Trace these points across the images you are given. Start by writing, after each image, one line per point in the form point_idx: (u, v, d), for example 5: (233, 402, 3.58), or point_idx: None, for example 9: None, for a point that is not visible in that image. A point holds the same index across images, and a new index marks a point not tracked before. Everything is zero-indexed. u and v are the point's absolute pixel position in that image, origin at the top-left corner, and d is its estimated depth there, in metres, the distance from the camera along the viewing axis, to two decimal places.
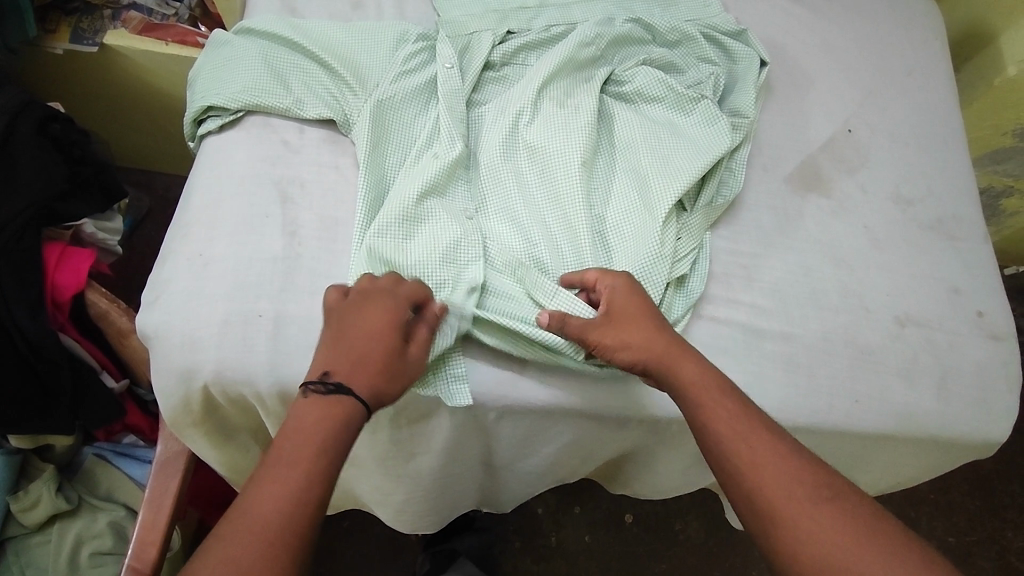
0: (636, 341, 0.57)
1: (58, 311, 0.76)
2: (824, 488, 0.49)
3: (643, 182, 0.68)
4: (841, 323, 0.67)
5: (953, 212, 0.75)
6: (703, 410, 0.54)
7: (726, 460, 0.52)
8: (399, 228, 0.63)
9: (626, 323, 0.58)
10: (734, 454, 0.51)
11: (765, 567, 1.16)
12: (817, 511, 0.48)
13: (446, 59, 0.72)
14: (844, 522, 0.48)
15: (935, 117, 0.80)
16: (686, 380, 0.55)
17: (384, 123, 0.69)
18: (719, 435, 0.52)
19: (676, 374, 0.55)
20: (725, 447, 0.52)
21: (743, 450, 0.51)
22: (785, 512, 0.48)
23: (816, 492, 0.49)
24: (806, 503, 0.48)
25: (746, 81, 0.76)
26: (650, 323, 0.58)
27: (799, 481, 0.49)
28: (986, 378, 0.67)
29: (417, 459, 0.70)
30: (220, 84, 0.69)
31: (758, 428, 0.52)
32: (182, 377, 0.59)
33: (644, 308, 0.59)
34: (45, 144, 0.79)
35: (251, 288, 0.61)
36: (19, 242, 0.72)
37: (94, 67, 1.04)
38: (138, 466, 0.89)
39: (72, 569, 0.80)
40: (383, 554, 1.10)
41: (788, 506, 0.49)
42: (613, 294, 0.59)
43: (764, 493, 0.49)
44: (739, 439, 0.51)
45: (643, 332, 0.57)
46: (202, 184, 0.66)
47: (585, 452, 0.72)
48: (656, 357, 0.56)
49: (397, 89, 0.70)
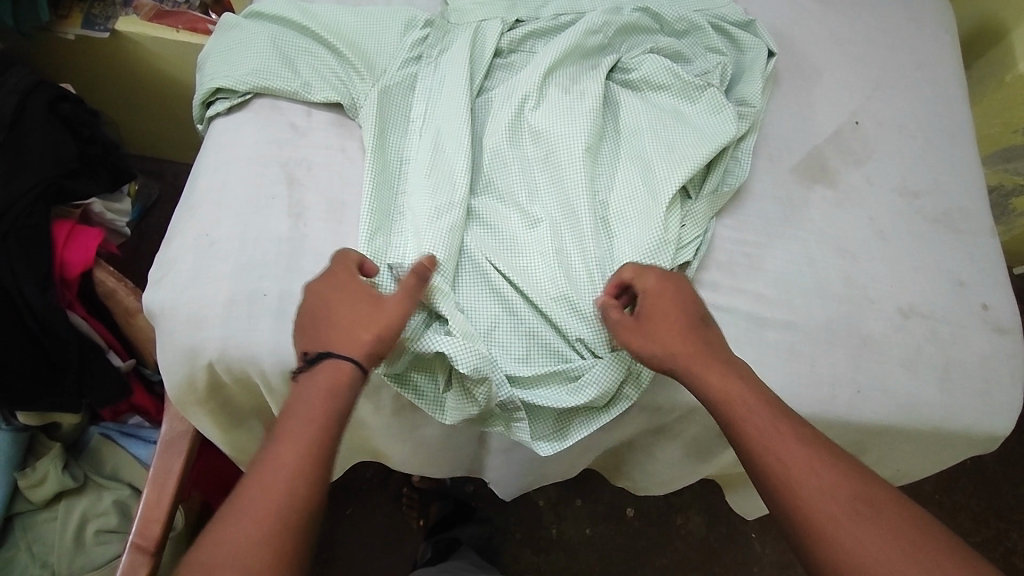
0: (667, 346, 0.57)
1: (65, 288, 0.76)
2: (859, 496, 0.49)
3: (647, 167, 0.68)
4: (843, 314, 0.67)
5: (960, 205, 0.75)
6: (736, 415, 0.54)
7: (759, 470, 0.52)
8: (394, 214, 0.65)
9: (652, 328, 0.57)
10: (769, 464, 0.51)
11: (765, 564, 1.16)
12: (852, 521, 0.48)
13: (453, 48, 0.72)
14: (877, 524, 0.48)
15: (943, 110, 0.80)
16: (714, 385, 0.55)
17: (388, 110, 0.70)
18: (753, 444, 0.52)
19: (709, 386, 0.55)
20: (759, 456, 0.52)
21: (777, 459, 0.51)
22: (821, 524, 0.48)
23: (851, 501, 0.49)
24: (833, 502, 0.49)
25: (753, 72, 0.76)
26: (674, 326, 0.57)
27: (833, 487, 0.50)
28: (990, 370, 0.67)
29: (422, 433, 0.72)
30: (229, 66, 0.70)
31: (794, 435, 0.52)
32: (186, 354, 0.60)
33: (679, 312, 0.58)
34: (55, 122, 0.80)
35: (256, 268, 0.61)
36: (28, 218, 0.73)
37: (105, 53, 1.04)
38: (143, 445, 0.89)
39: (76, 546, 0.81)
40: (384, 542, 1.11)
41: (824, 517, 0.48)
42: (645, 300, 0.59)
43: (797, 502, 0.49)
44: (774, 446, 0.52)
45: (673, 336, 0.57)
46: (212, 163, 0.67)
47: (590, 443, 0.73)
48: (682, 362, 0.56)
49: (404, 76, 0.71)
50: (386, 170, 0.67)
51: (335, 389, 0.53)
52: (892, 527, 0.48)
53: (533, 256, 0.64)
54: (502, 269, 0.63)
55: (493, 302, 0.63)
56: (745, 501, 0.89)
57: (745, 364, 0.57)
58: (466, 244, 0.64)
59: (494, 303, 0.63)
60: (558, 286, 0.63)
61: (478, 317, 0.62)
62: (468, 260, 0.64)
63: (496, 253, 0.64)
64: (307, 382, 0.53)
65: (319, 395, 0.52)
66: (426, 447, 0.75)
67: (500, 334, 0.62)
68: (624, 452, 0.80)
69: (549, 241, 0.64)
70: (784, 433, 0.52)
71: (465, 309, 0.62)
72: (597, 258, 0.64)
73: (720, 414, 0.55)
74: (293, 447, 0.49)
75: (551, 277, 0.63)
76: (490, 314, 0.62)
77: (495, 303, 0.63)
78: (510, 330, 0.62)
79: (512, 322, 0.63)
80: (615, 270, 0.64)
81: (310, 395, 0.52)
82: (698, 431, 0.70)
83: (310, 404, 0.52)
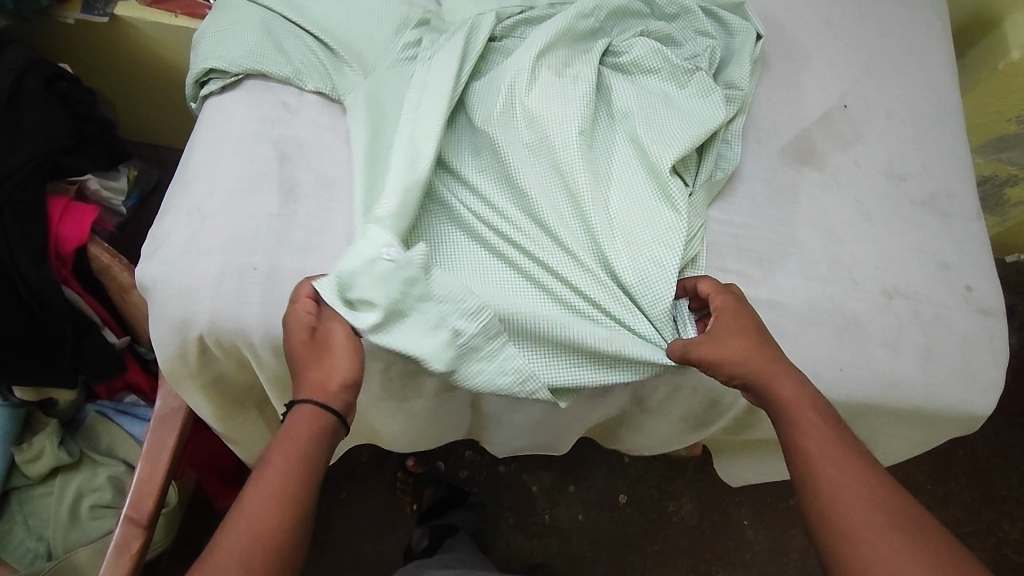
0: (737, 360, 0.59)
1: (60, 264, 0.77)
2: (906, 517, 0.51)
3: (642, 147, 0.68)
4: (828, 295, 0.67)
5: (946, 188, 0.75)
6: (795, 425, 0.57)
7: (809, 477, 0.54)
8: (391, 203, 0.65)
9: (724, 342, 0.59)
10: (821, 472, 0.54)
11: (756, 551, 1.17)
12: (881, 527, 0.50)
13: (447, 37, 0.72)
14: (907, 537, 0.50)
15: (932, 95, 0.80)
16: (780, 390, 0.58)
17: (376, 95, 0.70)
18: (807, 450, 0.55)
19: (777, 388, 0.58)
20: (812, 463, 0.54)
21: (825, 466, 0.54)
22: (863, 533, 0.50)
23: (896, 521, 0.51)
24: (868, 511, 0.51)
25: (742, 55, 0.76)
26: (746, 345, 0.59)
27: (880, 506, 0.51)
28: (972, 351, 0.68)
29: (410, 409, 0.74)
30: (223, 47, 0.71)
31: (846, 443, 0.55)
32: (177, 327, 0.61)
33: (754, 330, 0.60)
34: (50, 100, 0.81)
35: (246, 243, 0.62)
36: (23, 192, 0.75)
37: (104, 37, 1.05)
38: (137, 423, 0.90)
39: (73, 520, 0.83)
40: (377, 526, 1.12)
41: (869, 530, 0.50)
42: (723, 317, 0.61)
43: (840, 509, 0.52)
44: (825, 451, 0.55)
45: (745, 353, 0.59)
46: (204, 141, 0.68)
47: (576, 417, 0.75)
48: (750, 375, 0.59)
49: (396, 68, 0.71)
50: (376, 160, 0.66)
51: (313, 431, 0.54)
52: (936, 551, 0.49)
53: (540, 238, 0.64)
54: (509, 254, 0.64)
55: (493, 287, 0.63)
56: (740, 470, 0.90)
57: (803, 374, 0.60)
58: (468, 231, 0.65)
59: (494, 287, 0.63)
60: (565, 269, 0.63)
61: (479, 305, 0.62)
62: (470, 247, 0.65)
63: (495, 239, 0.64)
64: (288, 424, 0.54)
65: (291, 448, 0.52)
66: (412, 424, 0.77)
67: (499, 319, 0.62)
68: (615, 426, 0.82)
69: (552, 220, 0.64)
70: (835, 442, 0.55)
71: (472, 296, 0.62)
72: (596, 240, 0.64)
73: (779, 416, 0.58)
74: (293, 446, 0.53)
75: (555, 257, 0.64)
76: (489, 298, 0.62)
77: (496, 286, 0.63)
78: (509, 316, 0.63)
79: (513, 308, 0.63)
80: (615, 250, 0.64)
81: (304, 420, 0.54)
82: (687, 407, 0.71)
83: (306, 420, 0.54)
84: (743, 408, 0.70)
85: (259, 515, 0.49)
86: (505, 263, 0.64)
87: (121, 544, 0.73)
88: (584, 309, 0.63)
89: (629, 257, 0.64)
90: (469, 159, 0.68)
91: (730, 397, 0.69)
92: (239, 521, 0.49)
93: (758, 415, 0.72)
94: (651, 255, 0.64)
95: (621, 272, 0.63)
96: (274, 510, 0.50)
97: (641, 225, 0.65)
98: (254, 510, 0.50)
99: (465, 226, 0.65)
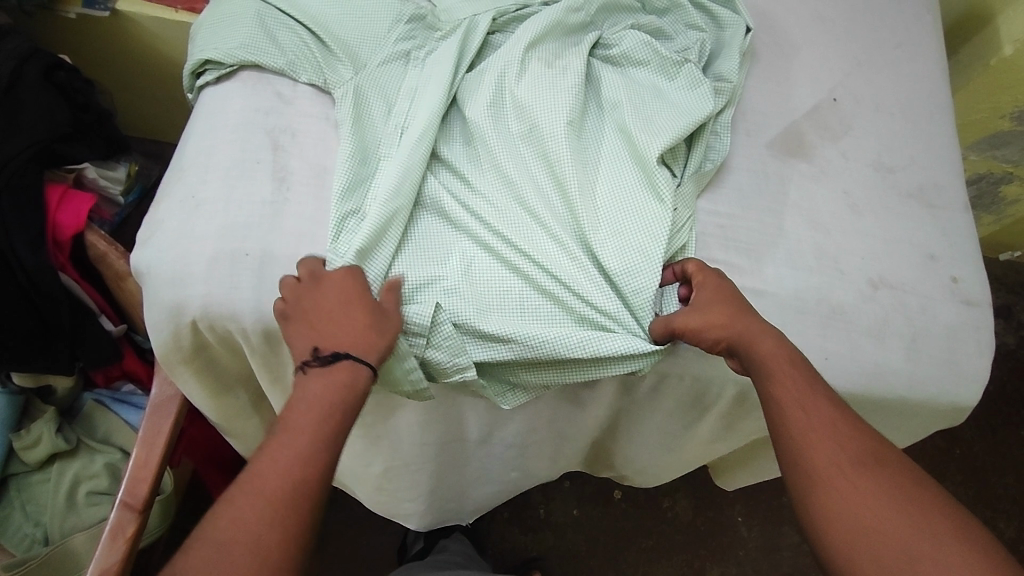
0: (719, 326, 0.60)
1: (58, 250, 0.79)
2: (873, 465, 0.53)
3: (630, 137, 0.69)
4: (815, 283, 0.68)
5: (933, 181, 0.76)
6: (771, 378, 0.57)
7: (780, 424, 0.56)
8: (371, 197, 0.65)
9: (707, 308, 0.60)
10: (791, 420, 0.55)
11: (751, 548, 1.17)
12: (859, 485, 0.52)
13: (441, 42, 0.74)
14: (886, 495, 0.51)
15: (920, 90, 0.81)
16: (762, 348, 0.59)
17: (363, 94, 0.71)
18: (782, 402, 0.56)
19: (756, 346, 0.59)
20: (781, 410, 0.56)
21: (803, 423, 0.55)
22: (829, 480, 0.52)
23: (857, 459, 0.53)
24: (844, 468, 0.53)
25: (732, 47, 0.77)
26: (729, 311, 0.60)
27: (843, 446, 0.54)
28: (958, 341, 0.68)
29: (397, 428, 0.71)
30: (218, 39, 0.72)
31: (825, 399, 0.56)
32: (172, 312, 0.62)
33: (732, 296, 0.62)
34: (50, 89, 0.83)
35: (239, 229, 0.63)
36: (21, 178, 0.77)
37: (105, 31, 1.06)
38: (135, 412, 0.92)
39: (70, 506, 0.84)
40: (372, 519, 1.12)
41: (831, 470, 0.53)
42: (704, 287, 0.62)
43: (805, 452, 0.54)
44: (800, 408, 0.56)
45: (727, 319, 0.60)
46: (200, 129, 0.69)
47: (564, 422, 0.76)
48: (736, 338, 0.59)
49: (385, 70, 0.72)
50: (367, 158, 0.68)
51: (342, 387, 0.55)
52: (900, 497, 0.51)
53: (531, 230, 0.64)
54: (499, 246, 0.64)
55: (481, 277, 0.63)
56: (736, 461, 0.89)
57: (784, 335, 0.61)
58: (456, 222, 0.65)
59: (481, 277, 0.63)
60: (556, 261, 0.63)
61: (468, 299, 0.62)
62: (460, 240, 0.65)
63: (482, 230, 0.65)
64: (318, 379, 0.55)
65: (317, 401, 0.54)
66: (404, 448, 0.74)
67: (489, 311, 0.62)
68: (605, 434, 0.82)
69: (540, 209, 0.65)
70: (816, 403, 0.56)
71: (461, 289, 0.63)
72: (584, 231, 0.65)
73: (757, 372, 0.58)
74: (317, 402, 0.54)
75: (542, 247, 0.64)
76: (474, 290, 0.63)
77: (484, 278, 0.63)
78: (498, 307, 0.62)
79: (502, 301, 0.63)
80: (603, 242, 0.65)
81: (320, 380, 0.55)
82: (674, 401, 0.72)
83: (326, 377, 0.55)
84: (734, 394, 0.69)
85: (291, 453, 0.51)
86: (493, 253, 0.64)
87: (115, 529, 0.73)
88: (570, 299, 0.63)
89: (615, 246, 0.64)
90: (462, 153, 0.68)
91: (718, 382, 0.68)
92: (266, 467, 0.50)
93: (749, 405, 0.71)
94: (639, 244, 0.64)
95: (606, 261, 0.64)
96: (304, 455, 0.51)
97: (629, 215, 0.65)
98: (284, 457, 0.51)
99: (458, 222, 0.65)
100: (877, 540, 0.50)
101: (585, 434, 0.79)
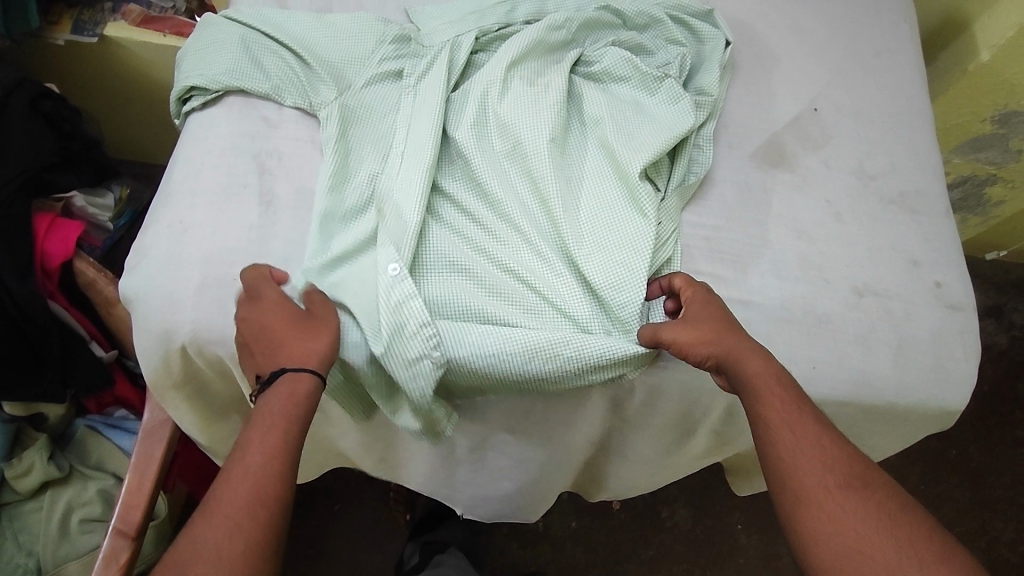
0: (707, 342, 0.60)
1: (47, 278, 0.79)
2: (859, 487, 0.53)
3: (612, 153, 0.69)
4: (801, 293, 0.68)
5: (916, 187, 0.77)
6: (760, 397, 0.57)
7: (766, 442, 0.56)
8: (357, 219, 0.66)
9: (697, 324, 0.60)
10: (778, 441, 0.56)
11: (750, 556, 1.17)
12: (844, 508, 0.52)
13: (425, 62, 0.74)
14: (871, 519, 0.52)
15: (900, 98, 0.82)
16: (749, 365, 0.59)
17: (348, 117, 0.71)
18: (767, 419, 0.57)
19: (742, 364, 0.59)
20: (768, 430, 0.56)
21: (788, 442, 0.55)
22: (814, 501, 0.53)
23: (844, 481, 0.53)
24: (828, 490, 0.53)
25: (711, 62, 0.78)
26: (718, 329, 0.60)
27: (829, 469, 0.54)
28: (944, 346, 0.69)
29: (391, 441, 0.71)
30: (203, 65, 0.72)
31: (812, 420, 0.57)
32: (160, 339, 0.62)
33: (720, 313, 0.62)
34: (36, 119, 0.83)
35: (225, 255, 0.63)
36: (10, 208, 0.77)
37: (94, 58, 1.07)
38: (126, 437, 0.91)
39: (62, 534, 0.83)
40: (368, 537, 1.11)
41: (816, 491, 0.53)
42: (692, 304, 0.62)
43: (791, 473, 0.54)
44: (786, 426, 0.56)
45: (716, 335, 0.60)
46: (186, 156, 0.70)
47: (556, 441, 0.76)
48: (726, 355, 0.59)
49: (369, 92, 0.73)
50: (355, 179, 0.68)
51: (292, 409, 0.55)
52: (885, 521, 0.52)
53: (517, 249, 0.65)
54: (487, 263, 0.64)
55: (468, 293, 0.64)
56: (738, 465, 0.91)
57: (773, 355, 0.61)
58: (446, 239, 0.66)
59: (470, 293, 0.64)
60: (540, 275, 0.64)
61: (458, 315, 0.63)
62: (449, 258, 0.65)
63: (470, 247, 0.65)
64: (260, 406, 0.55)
65: (272, 428, 0.53)
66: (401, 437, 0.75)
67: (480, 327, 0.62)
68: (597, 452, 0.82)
69: (525, 225, 0.66)
70: (804, 422, 0.56)
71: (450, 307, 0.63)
72: (570, 246, 0.65)
73: (745, 392, 0.58)
74: (273, 428, 0.53)
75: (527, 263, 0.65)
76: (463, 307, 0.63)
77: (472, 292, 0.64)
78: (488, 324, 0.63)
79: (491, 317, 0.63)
80: (590, 255, 0.65)
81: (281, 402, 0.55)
82: (664, 419, 0.72)
83: (283, 400, 0.55)
84: (722, 410, 0.70)
85: (254, 481, 0.51)
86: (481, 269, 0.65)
87: (109, 557, 0.73)
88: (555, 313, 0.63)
89: (598, 259, 0.65)
90: (447, 172, 0.69)
91: (707, 397, 0.68)
92: (225, 492, 0.50)
93: (738, 418, 0.72)
94: (625, 258, 0.65)
95: (591, 276, 0.64)
96: (265, 479, 0.51)
97: (612, 230, 0.66)
98: (241, 483, 0.51)
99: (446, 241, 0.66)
100: (862, 562, 0.50)
101: (577, 453, 0.79)
